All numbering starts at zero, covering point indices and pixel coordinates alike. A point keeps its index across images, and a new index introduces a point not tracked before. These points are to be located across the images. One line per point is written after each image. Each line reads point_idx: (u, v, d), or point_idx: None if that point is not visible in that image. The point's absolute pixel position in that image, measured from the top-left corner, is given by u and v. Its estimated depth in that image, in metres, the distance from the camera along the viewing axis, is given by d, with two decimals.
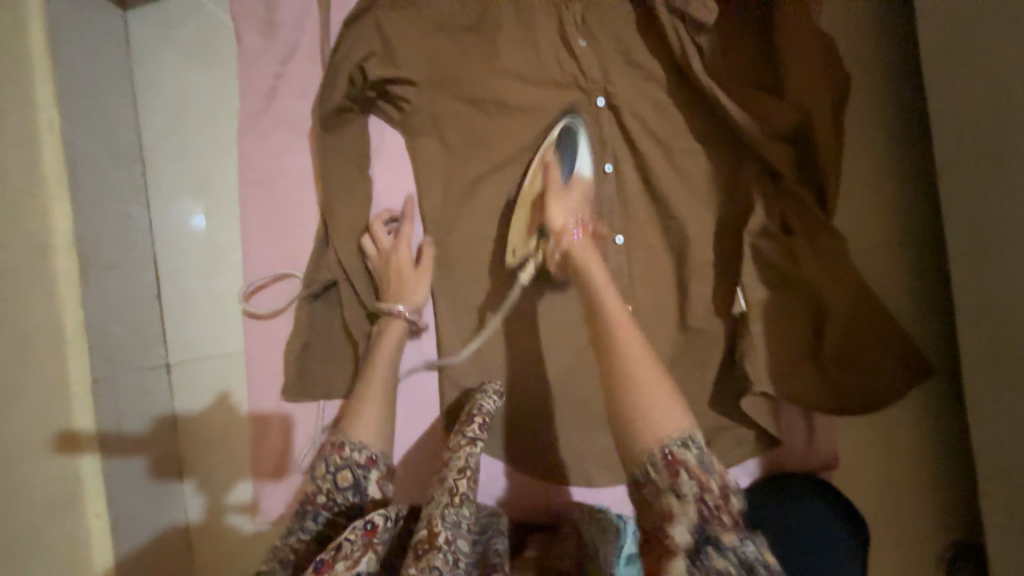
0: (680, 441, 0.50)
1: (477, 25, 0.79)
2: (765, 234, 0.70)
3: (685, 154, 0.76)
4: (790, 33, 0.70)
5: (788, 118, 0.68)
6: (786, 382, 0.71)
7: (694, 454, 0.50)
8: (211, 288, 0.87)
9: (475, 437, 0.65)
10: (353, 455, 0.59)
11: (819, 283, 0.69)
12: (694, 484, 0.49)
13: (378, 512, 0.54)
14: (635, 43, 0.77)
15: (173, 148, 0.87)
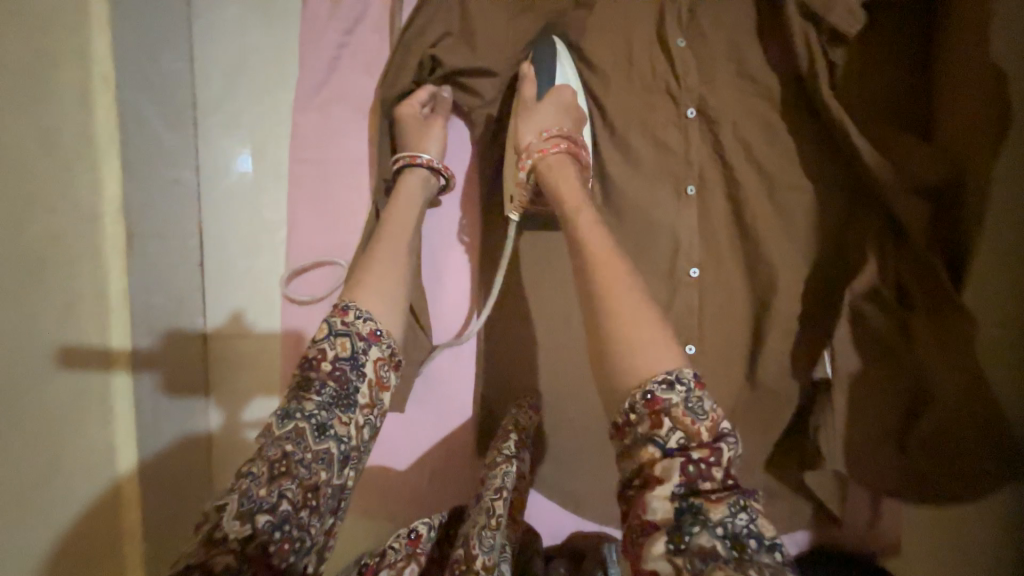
0: (664, 378, 0.43)
1: (568, 8, 0.69)
2: (872, 298, 0.61)
3: (787, 187, 0.66)
4: (956, 60, 0.58)
5: (930, 167, 0.57)
6: (863, 464, 0.63)
7: (682, 394, 0.42)
8: (255, 262, 0.84)
9: (512, 456, 0.62)
10: (357, 322, 0.56)
11: (930, 363, 0.59)
12: (682, 447, 0.41)
13: (421, 523, 0.62)
14: (752, 48, 0.66)
15: (228, 110, 0.82)
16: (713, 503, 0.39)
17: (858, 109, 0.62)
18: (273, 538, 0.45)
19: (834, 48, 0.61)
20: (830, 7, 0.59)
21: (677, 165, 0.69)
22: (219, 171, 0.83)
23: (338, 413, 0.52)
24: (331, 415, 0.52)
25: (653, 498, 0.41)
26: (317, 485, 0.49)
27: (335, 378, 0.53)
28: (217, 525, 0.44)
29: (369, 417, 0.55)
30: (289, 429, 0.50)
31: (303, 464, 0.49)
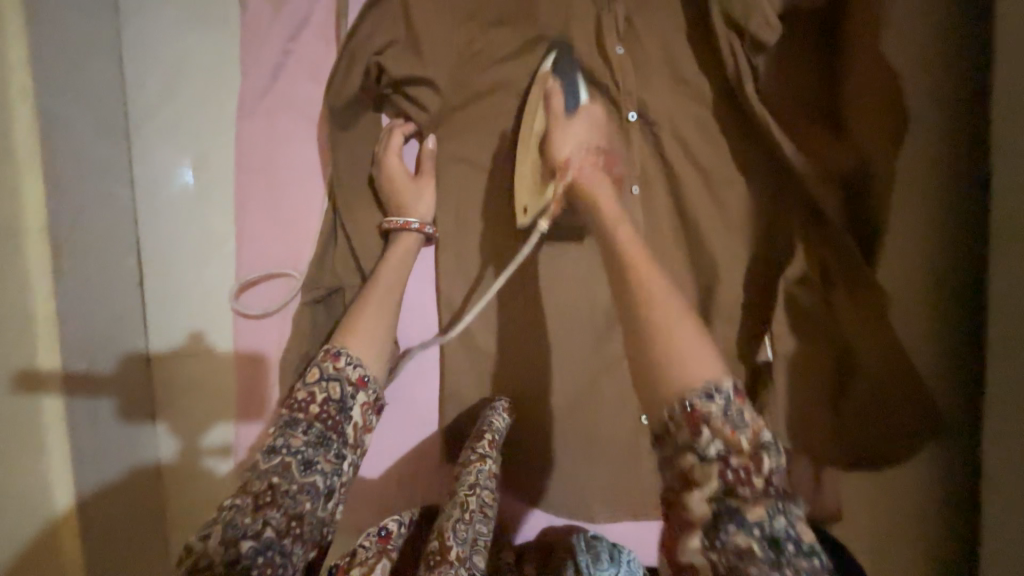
0: (702, 390, 0.41)
1: (514, 16, 0.71)
2: (801, 282, 0.66)
3: (723, 183, 0.71)
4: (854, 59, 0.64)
5: (842, 159, 0.64)
6: (804, 432, 0.68)
7: (720, 405, 0.41)
8: (200, 277, 0.80)
9: (486, 453, 0.63)
10: (347, 368, 0.55)
11: (850, 337, 0.65)
12: (717, 440, 0.41)
13: (392, 520, 0.60)
14: (684, 55, 0.71)
15: (165, 119, 0.78)
16: (751, 502, 0.40)
17: (780, 110, 0.67)
18: (255, 567, 0.44)
19: (756, 55, 0.66)
20: (751, 17, 0.64)
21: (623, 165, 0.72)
22: (158, 182, 0.79)
23: (326, 451, 0.52)
24: (318, 451, 0.51)
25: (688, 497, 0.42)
26: (302, 514, 0.48)
27: (323, 416, 0.52)
28: (201, 554, 0.43)
29: (353, 457, 0.54)
30: (275, 462, 0.49)
31: (288, 494, 0.48)
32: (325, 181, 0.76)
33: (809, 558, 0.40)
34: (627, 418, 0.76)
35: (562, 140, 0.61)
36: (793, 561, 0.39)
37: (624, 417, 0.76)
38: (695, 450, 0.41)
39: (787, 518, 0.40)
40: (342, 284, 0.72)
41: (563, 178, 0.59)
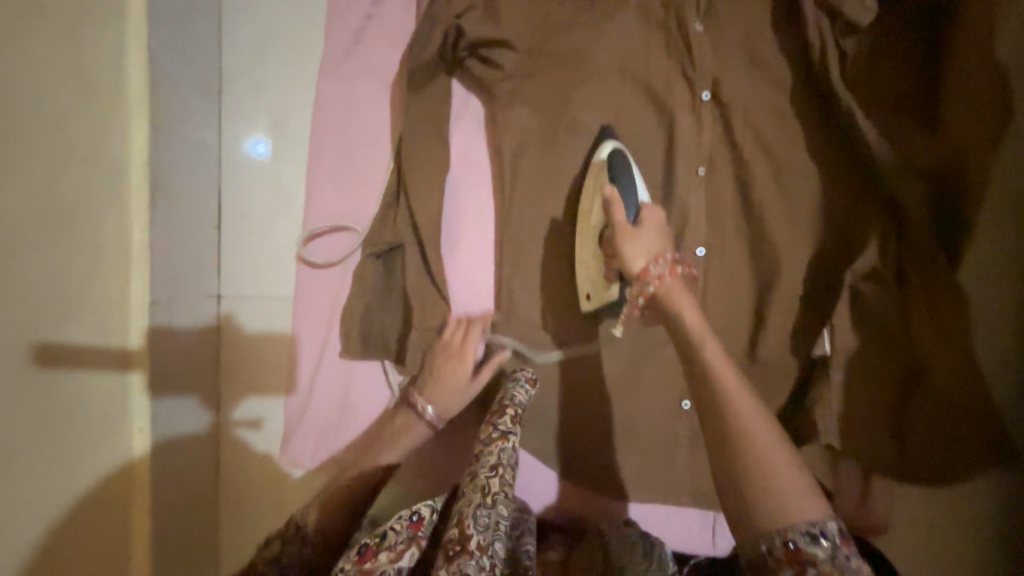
0: (809, 531, 0.42)
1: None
2: (872, 279, 0.63)
3: (793, 173, 0.69)
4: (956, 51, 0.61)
5: (935, 153, 0.61)
6: (855, 440, 0.65)
7: (828, 550, 0.42)
8: (271, 227, 0.86)
9: (509, 431, 0.62)
10: (295, 547, 0.57)
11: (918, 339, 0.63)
12: (823, 545, 0.42)
13: (424, 506, 0.60)
14: (765, 37, 0.69)
15: (255, 77, 0.84)
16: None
17: (869, 97, 0.64)
18: None
19: (846, 39, 0.63)
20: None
21: (689, 147, 0.71)
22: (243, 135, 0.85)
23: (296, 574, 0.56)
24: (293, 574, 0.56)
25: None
26: None
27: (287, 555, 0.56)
28: None
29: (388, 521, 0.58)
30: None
31: None
32: (393, 144, 0.79)
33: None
34: (666, 404, 0.75)
35: (632, 253, 0.59)
36: None
37: (662, 402, 0.76)
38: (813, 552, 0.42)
39: None
40: (401, 241, 0.76)
41: (644, 288, 0.57)
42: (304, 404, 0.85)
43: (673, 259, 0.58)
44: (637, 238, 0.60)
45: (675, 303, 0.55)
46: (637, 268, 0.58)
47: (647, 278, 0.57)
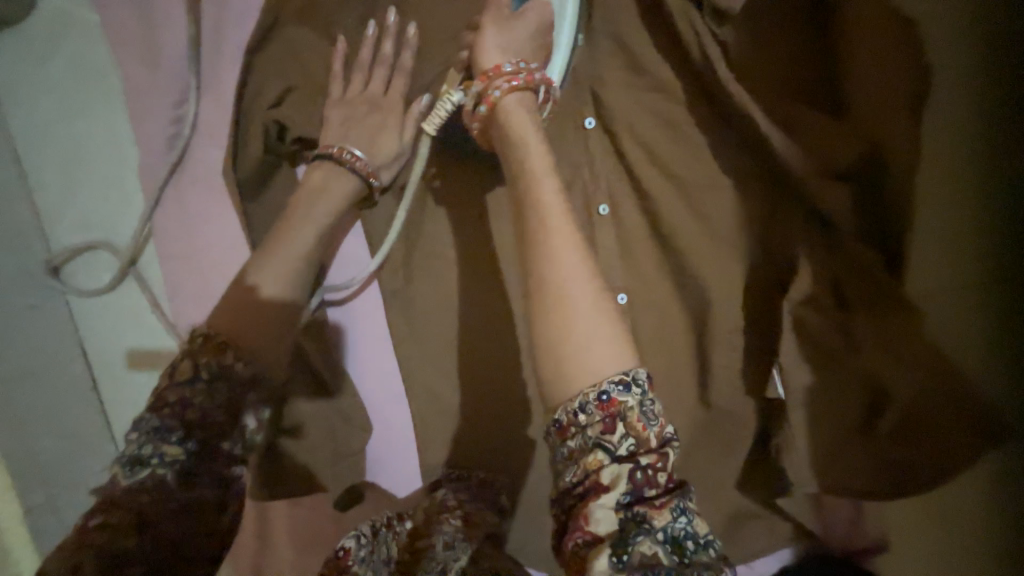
0: (462, 472, 0.66)
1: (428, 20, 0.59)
2: (814, 304, 0.54)
3: (702, 188, 0.59)
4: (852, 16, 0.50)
5: (847, 149, 0.50)
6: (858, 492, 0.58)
7: (638, 398, 0.39)
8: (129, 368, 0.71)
9: (462, 472, 0.66)
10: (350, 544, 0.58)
11: (878, 365, 0.53)
12: (630, 435, 0.39)
13: (367, 524, 0.60)
14: (638, 39, 0.58)
15: (69, 216, 0.68)
16: (658, 507, 0.38)
17: (761, 88, 0.53)
18: None
19: (721, 27, 0.53)
20: None
21: (582, 185, 0.61)
22: (91, 286, 0.70)
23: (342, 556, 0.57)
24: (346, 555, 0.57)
25: (593, 507, 0.39)
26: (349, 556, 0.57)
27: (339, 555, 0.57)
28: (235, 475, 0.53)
29: (373, 542, 0.59)
30: None
31: None
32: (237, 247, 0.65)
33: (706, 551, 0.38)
34: None
35: (489, 54, 0.52)
36: (470, 513, 0.62)
37: None
38: (608, 444, 0.39)
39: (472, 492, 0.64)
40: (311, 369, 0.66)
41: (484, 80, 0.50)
42: (257, 515, 0.72)
43: (524, 69, 0.50)
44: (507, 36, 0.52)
45: (532, 179, 0.45)
46: (487, 67, 0.51)
47: (490, 83, 0.50)
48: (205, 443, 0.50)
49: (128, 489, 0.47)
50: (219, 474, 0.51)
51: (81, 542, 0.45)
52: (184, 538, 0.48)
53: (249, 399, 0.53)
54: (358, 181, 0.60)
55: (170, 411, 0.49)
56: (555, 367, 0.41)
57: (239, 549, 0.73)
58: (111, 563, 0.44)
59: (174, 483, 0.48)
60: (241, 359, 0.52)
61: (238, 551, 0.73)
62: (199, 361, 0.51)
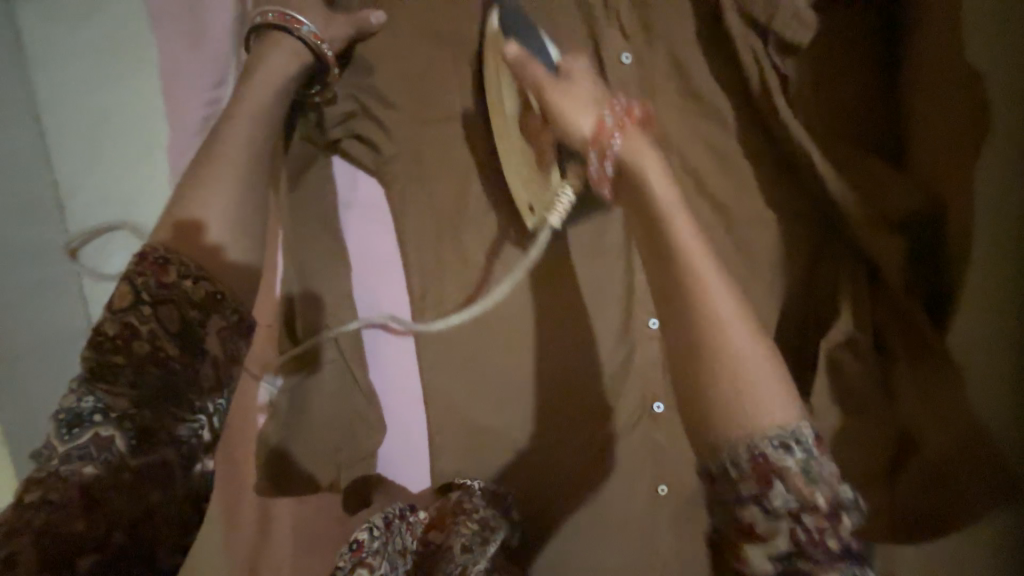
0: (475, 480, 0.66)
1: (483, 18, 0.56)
2: (851, 346, 0.54)
3: (747, 218, 0.58)
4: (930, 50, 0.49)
5: (907, 199, 0.50)
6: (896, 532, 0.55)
7: (800, 458, 0.38)
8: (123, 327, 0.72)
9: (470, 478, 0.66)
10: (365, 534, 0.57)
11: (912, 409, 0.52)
12: (771, 435, 0.38)
13: (381, 514, 0.60)
14: (695, 60, 0.57)
15: (96, 190, 0.68)
16: (799, 492, 0.38)
17: (821, 132, 0.54)
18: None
19: (783, 59, 0.53)
20: (774, 14, 0.51)
21: None
22: (107, 267, 0.70)
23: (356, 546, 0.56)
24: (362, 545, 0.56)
25: (743, 485, 0.38)
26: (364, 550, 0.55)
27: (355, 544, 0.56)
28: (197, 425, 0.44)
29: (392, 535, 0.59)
30: None
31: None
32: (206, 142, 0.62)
33: (838, 533, 0.38)
34: (640, 491, 0.66)
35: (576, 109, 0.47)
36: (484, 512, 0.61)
37: (635, 488, 0.66)
38: (762, 443, 0.38)
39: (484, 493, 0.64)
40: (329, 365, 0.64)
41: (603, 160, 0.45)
42: (260, 510, 0.71)
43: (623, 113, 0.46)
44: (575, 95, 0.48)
45: (642, 168, 0.43)
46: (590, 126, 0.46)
47: (608, 129, 0.45)
48: (157, 392, 0.43)
49: (67, 460, 0.39)
50: (176, 432, 0.43)
51: (15, 522, 0.37)
52: (138, 523, 0.40)
53: (211, 328, 0.46)
54: (305, 48, 0.52)
55: (111, 339, 0.42)
56: (692, 340, 0.40)
57: (239, 544, 0.72)
58: (50, 556, 0.37)
59: (129, 462, 0.41)
60: (189, 277, 0.45)
61: (237, 546, 0.72)
62: (135, 290, 0.43)
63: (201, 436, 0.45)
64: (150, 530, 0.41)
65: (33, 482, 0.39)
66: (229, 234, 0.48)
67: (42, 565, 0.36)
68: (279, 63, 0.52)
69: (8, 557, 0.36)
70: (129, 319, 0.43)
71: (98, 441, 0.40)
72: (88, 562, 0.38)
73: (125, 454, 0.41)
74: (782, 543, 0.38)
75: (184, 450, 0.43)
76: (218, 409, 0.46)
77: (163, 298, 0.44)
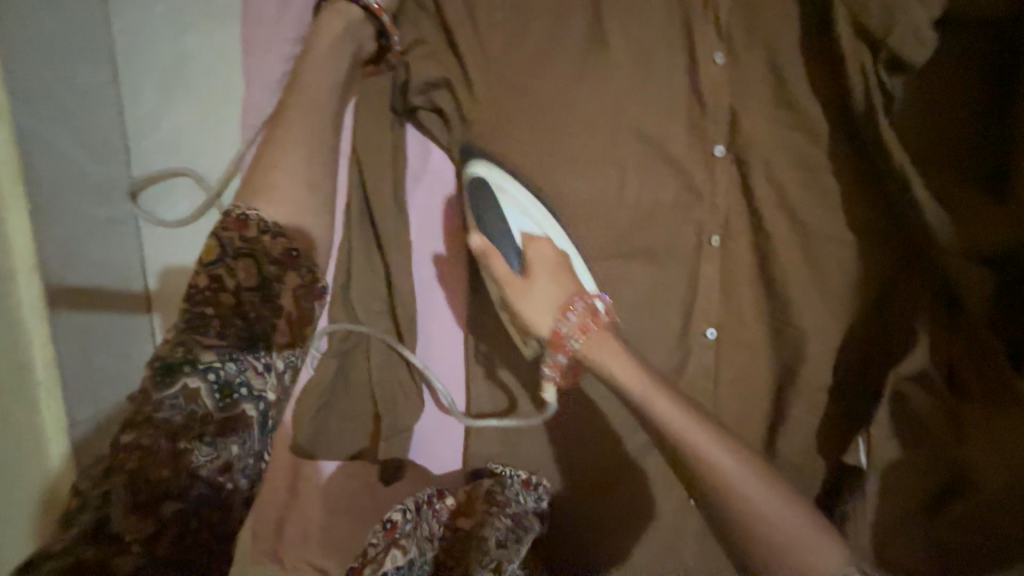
0: (510, 468, 0.64)
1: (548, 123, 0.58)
2: (921, 380, 0.54)
3: (824, 237, 0.57)
4: None
5: (1001, 233, 0.49)
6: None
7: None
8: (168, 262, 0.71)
9: (503, 469, 0.64)
10: (398, 516, 0.58)
11: (981, 463, 0.50)
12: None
13: (417, 495, 0.61)
14: (795, 69, 0.55)
15: (165, 135, 0.68)
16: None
17: (920, 159, 0.53)
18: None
19: (891, 78, 0.51)
20: (891, 29, 0.49)
21: (702, 211, 0.59)
22: (164, 213, 0.70)
23: (388, 532, 0.56)
24: (397, 526, 0.57)
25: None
26: (396, 530, 0.56)
27: (392, 522, 0.57)
28: (267, 366, 0.44)
29: (425, 516, 0.60)
30: None
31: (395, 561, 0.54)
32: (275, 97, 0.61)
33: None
34: (675, 502, 0.65)
35: (536, 315, 0.53)
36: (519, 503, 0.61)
37: (670, 500, 0.65)
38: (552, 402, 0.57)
39: (515, 472, 0.64)
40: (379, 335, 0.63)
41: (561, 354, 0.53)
42: (294, 473, 0.71)
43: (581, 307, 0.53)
44: (533, 296, 0.54)
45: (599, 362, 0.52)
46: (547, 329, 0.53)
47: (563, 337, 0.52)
48: (242, 340, 0.43)
49: (161, 406, 0.40)
50: (252, 386, 0.43)
51: (115, 462, 0.39)
52: (218, 474, 0.41)
53: (286, 285, 0.45)
54: (366, 18, 0.54)
55: (203, 293, 0.43)
56: (769, 548, 0.46)
57: (268, 504, 0.72)
58: (147, 495, 0.38)
59: (209, 412, 0.41)
60: (268, 232, 0.45)
61: (266, 506, 0.72)
62: (223, 242, 0.44)
63: (273, 392, 0.44)
64: (233, 483, 0.42)
65: (131, 424, 0.40)
66: (300, 189, 0.47)
67: (135, 504, 0.38)
68: (332, 25, 0.53)
69: (106, 493, 0.38)
70: (215, 274, 0.43)
71: (185, 392, 0.40)
72: (171, 508, 0.39)
73: (209, 407, 0.41)
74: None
75: (260, 404, 0.43)
76: (289, 364, 0.45)
77: (241, 256, 0.44)
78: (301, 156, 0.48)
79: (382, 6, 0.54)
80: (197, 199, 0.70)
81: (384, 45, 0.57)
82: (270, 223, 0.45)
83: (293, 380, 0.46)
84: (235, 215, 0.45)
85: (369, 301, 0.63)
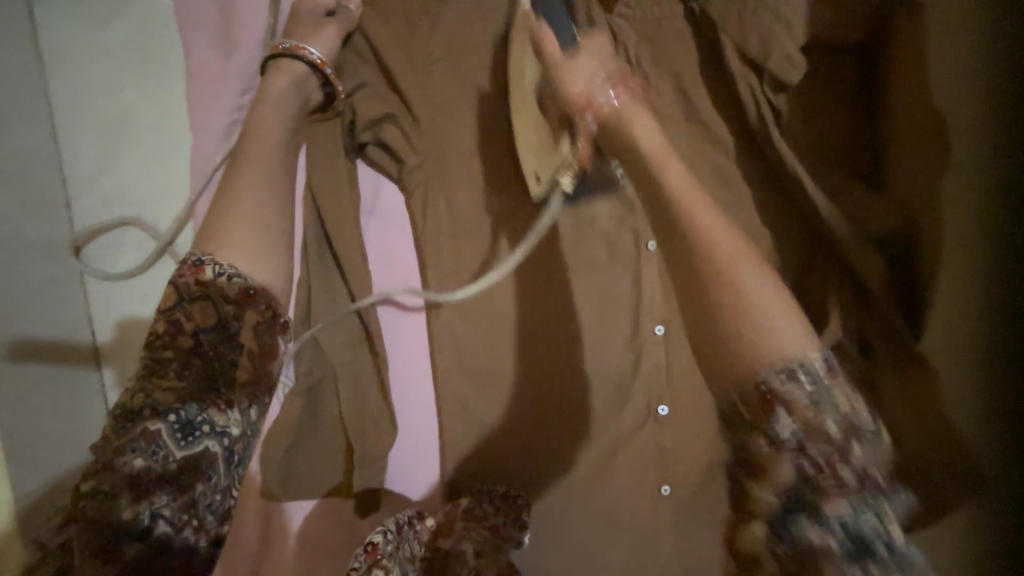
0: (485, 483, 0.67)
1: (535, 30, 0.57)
2: (839, 349, 0.59)
3: (743, 233, 0.64)
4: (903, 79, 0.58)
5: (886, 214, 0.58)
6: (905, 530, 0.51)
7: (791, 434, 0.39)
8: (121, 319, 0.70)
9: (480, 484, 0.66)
10: (380, 538, 0.57)
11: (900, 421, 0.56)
12: (796, 424, 0.39)
13: (398, 516, 0.61)
14: (699, 92, 0.64)
15: (108, 188, 0.68)
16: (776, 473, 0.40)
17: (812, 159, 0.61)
18: None
19: (776, 93, 0.60)
20: (768, 54, 0.58)
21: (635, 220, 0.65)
22: (115, 267, 0.69)
23: (370, 553, 0.55)
24: (379, 546, 0.56)
25: (755, 488, 0.41)
26: (378, 550, 0.55)
27: (374, 544, 0.56)
28: (229, 406, 0.44)
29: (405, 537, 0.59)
30: None
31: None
32: (222, 145, 0.63)
33: (853, 503, 0.39)
34: (645, 494, 0.68)
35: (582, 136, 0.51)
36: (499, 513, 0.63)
37: (641, 493, 0.68)
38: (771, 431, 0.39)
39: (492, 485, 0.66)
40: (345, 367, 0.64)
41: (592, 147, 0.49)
42: (267, 518, 0.70)
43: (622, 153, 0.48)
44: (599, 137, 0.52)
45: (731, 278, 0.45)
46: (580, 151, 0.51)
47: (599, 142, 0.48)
48: (204, 378, 0.43)
49: (122, 452, 0.40)
50: (214, 424, 0.42)
51: (74, 510, 0.39)
52: (183, 513, 0.41)
53: (245, 323, 0.46)
54: (311, 71, 0.57)
55: (162, 338, 0.43)
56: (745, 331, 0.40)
57: (241, 554, 0.70)
58: (104, 540, 0.38)
59: (172, 454, 0.41)
60: (225, 275, 0.46)
61: (238, 556, 0.70)
62: (180, 287, 0.45)
63: (237, 428, 0.44)
64: (198, 520, 0.41)
65: (93, 471, 0.40)
66: (253, 227, 0.49)
67: (95, 550, 0.38)
68: (279, 80, 0.55)
69: (65, 542, 0.38)
70: (174, 319, 0.44)
71: (145, 436, 0.40)
72: (133, 551, 0.39)
73: (171, 448, 0.41)
74: (786, 483, 0.40)
75: (224, 441, 0.43)
76: (254, 402, 0.46)
77: (199, 299, 0.45)
78: (252, 195, 0.50)
79: (324, 59, 0.58)
80: (149, 247, 0.69)
81: (329, 92, 0.59)
82: (226, 267, 0.46)
83: (259, 416, 0.45)
84: (192, 261, 0.46)
85: (331, 335, 0.64)
